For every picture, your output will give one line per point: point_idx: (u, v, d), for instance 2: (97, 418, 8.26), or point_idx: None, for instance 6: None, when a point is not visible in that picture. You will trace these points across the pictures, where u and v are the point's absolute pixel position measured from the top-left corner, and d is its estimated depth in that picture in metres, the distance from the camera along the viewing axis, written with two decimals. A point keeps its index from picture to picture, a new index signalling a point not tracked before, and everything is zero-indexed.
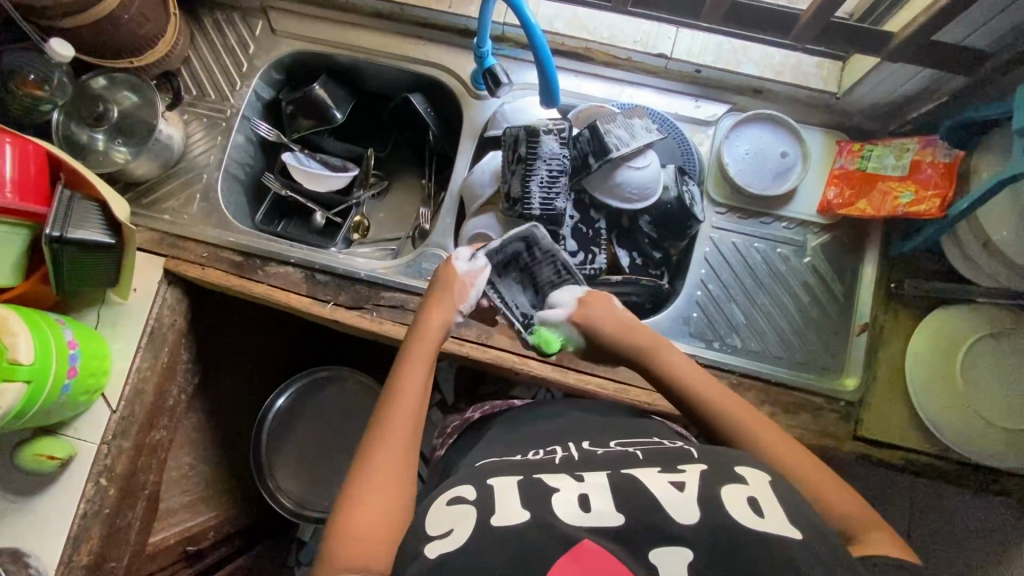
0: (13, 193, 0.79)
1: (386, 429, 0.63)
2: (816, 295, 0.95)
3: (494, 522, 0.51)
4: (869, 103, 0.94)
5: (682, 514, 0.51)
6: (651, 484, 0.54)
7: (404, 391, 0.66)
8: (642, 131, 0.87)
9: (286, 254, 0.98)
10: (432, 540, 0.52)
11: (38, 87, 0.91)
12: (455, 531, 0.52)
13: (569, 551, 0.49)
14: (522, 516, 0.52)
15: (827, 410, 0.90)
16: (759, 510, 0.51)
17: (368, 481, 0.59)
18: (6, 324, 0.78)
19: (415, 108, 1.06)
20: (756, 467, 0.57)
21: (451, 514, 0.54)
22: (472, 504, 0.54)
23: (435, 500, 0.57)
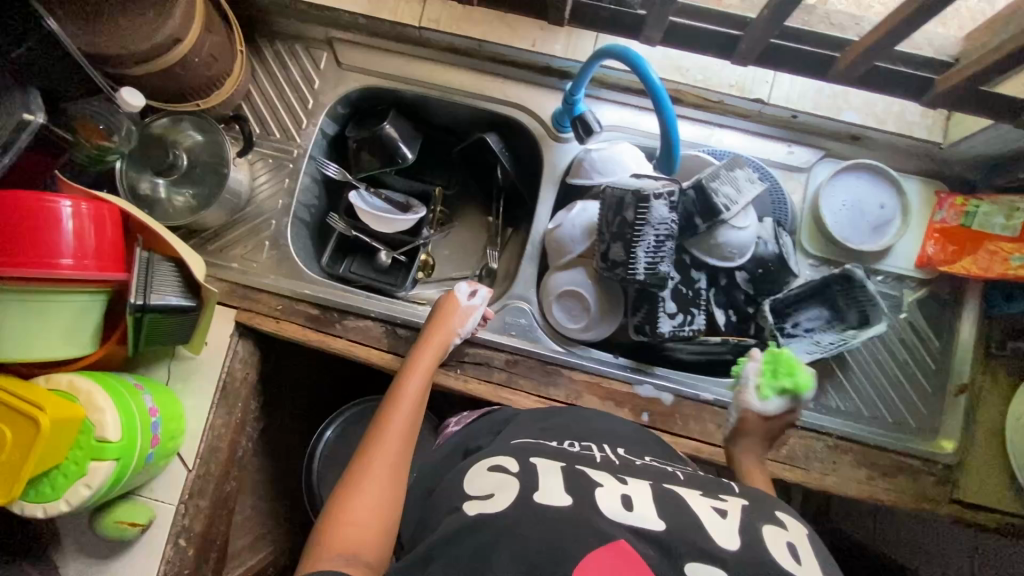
0: (94, 262, 0.73)
1: (390, 423, 0.69)
2: (912, 352, 0.93)
3: (537, 498, 0.52)
4: (975, 155, 0.90)
5: (725, 539, 0.49)
6: (694, 504, 0.54)
7: (404, 398, 0.74)
8: (747, 184, 0.81)
9: (365, 308, 0.94)
10: (472, 500, 0.55)
11: (104, 136, 0.82)
12: (494, 497, 0.55)
13: (607, 545, 0.48)
14: (565, 501, 0.52)
15: (924, 473, 0.88)
16: (797, 556, 0.49)
17: (369, 472, 0.62)
18: (91, 400, 0.74)
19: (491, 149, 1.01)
20: (794, 517, 0.56)
21: (494, 480, 0.57)
22: (515, 477, 0.57)
23: (475, 465, 0.61)
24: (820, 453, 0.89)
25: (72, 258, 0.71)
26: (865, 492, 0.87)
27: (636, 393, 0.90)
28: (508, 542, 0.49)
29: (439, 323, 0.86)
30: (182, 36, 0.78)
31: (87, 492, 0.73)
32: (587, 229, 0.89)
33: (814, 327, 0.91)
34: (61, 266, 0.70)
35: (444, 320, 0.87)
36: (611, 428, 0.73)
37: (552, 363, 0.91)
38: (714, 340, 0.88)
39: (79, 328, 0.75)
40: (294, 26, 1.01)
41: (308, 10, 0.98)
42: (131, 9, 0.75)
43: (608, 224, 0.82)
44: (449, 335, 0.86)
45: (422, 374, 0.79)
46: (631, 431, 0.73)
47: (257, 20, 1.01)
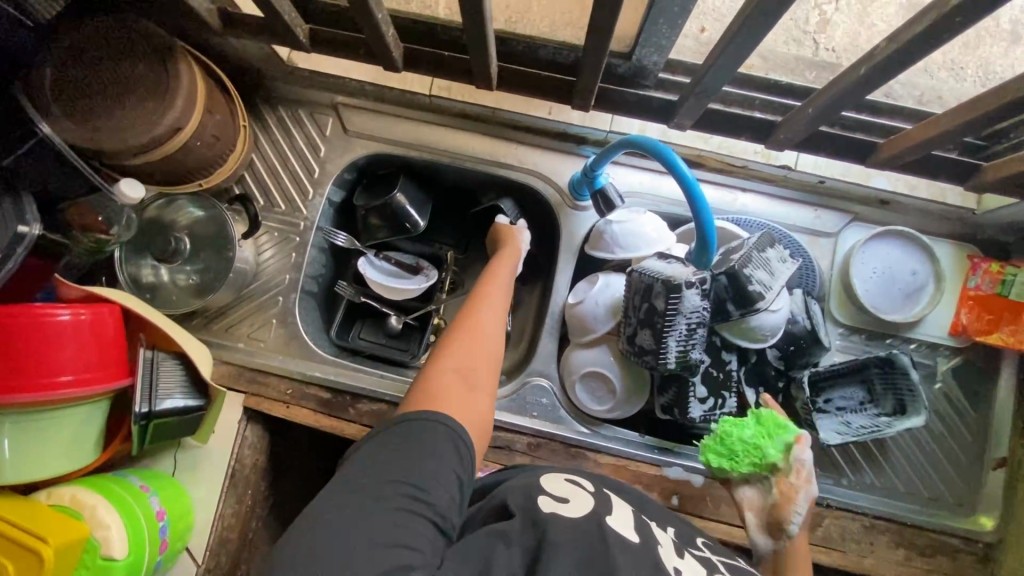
0: (95, 373, 0.69)
1: (459, 332, 0.72)
2: (948, 424, 0.90)
3: (609, 518, 0.55)
4: (1010, 220, 0.87)
5: None
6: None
7: (478, 306, 0.77)
8: (779, 265, 0.77)
9: (379, 391, 0.90)
10: (546, 497, 0.58)
11: (103, 227, 0.77)
12: (569, 501, 0.58)
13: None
14: (634, 537, 0.55)
15: (964, 552, 0.85)
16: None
17: (459, 360, 0.69)
18: (95, 517, 0.70)
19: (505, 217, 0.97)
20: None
21: (569, 488, 0.61)
22: (590, 496, 0.60)
23: (550, 475, 0.64)
24: (856, 534, 0.86)
25: (71, 374, 0.67)
26: (903, 574, 0.84)
27: (665, 476, 0.86)
28: (572, 541, 0.51)
29: (506, 252, 0.88)
30: (184, 124, 0.74)
31: None
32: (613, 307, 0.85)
33: (847, 407, 0.90)
34: (60, 384, 0.66)
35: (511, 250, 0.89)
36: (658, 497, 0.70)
37: (577, 446, 0.88)
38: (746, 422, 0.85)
39: (80, 440, 0.71)
40: (298, 92, 0.97)
41: (312, 77, 0.94)
42: (128, 102, 0.70)
43: (636, 308, 0.78)
44: (517, 245, 0.90)
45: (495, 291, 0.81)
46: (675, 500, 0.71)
47: (258, 85, 0.97)
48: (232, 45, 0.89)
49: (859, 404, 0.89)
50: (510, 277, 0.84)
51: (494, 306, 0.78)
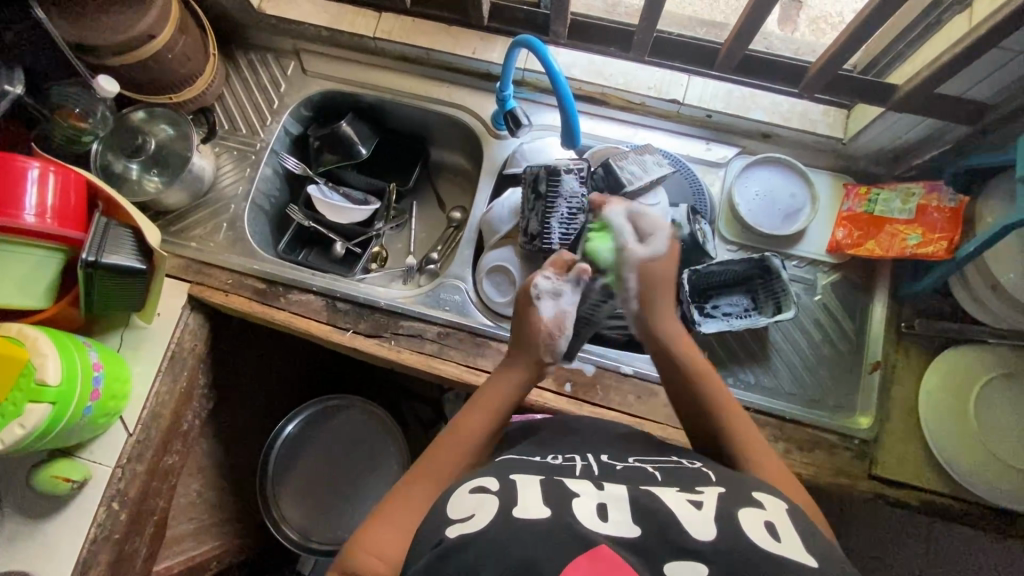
0: (52, 219, 0.82)
1: (431, 464, 0.64)
2: (827, 332, 0.96)
3: (515, 512, 0.50)
4: (875, 148, 0.98)
5: (699, 530, 0.48)
6: (669, 500, 0.52)
7: (460, 432, 0.67)
8: (653, 166, 0.90)
9: (308, 282, 1.01)
10: (453, 523, 0.52)
11: (81, 118, 0.95)
12: (475, 516, 0.51)
13: (587, 553, 0.46)
14: (543, 513, 0.50)
15: (841, 448, 0.90)
16: (775, 535, 0.49)
17: (403, 509, 0.60)
18: (36, 346, 0.80)
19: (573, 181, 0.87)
20: (771, 495, 0.56)
21: (472, 501, 0.53)
22: (494, 496, 0.53)
23: (457, 490, 0.57)
24: None
25: (34, 213, 0.80)
26: (782, 466, 0.89)
27: (560, 364, 0.94)
28: (495, 556, 0.46)
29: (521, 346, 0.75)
30: (157, 34, 0.90)
31: (21, 432, 0.78)
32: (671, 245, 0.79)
33: (732, 312, 0.96)
34: (24, 219, 0.79)
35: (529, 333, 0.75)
36: (569, 435, 0.71)
37: (481, 336, 0.97)
38: None
39: (32, 280, 0.83)
40: (267, 38, 1.14)
41: (278, 24, 1.12)
42: (114, 9, 0.88)
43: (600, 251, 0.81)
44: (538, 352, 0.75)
45: (487, 409, 0.70)
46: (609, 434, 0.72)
47: (235, 33, 1.15)
48: None
49: (744, 311, 0.96)
50: (503, 406, 0.71)
51: (464, 447, 0.66)
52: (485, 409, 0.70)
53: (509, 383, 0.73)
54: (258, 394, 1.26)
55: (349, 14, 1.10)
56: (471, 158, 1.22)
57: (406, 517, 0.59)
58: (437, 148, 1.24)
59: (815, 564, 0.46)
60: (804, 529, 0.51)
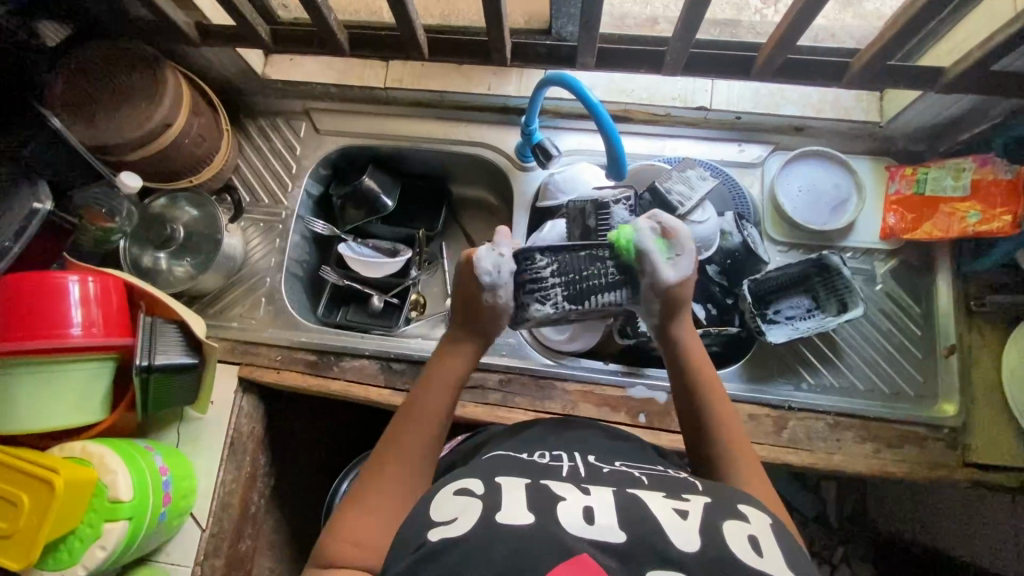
0: (99, 329, 0.80)
1: (398, 442, 0.65)
2: (895, 321, 0.94)
3: (499, 518, 0.50)
4: (914, 127, 0.96)
5: (683, 541, 0.48)
6: (655, 508, 0.52)
7: (425, 409, 0.69)
8: (698, 181, 0.87)
9: (359, 348, 0.98)
10: (437, 526, 0.52)
11: (107, 219, 0.91)
12: (458, 520, 0.51)
13: (569, 559, 0.47)
14: (528, 519, 0.50)
15: (932, 440, 0.87)
16: (757, 548, 0.49)
17: (372, 493, 0.60)
18: (104, 463, 0.77)
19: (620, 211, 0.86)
20: (756, 507, 0.56)
21: (458, 503, 0.53)
22: (479, 498, 0.53)
23: (440, 491, 0.56)
24: (822, 433, 0.88)
25: (80, 327, 0.78)
26: (874, 467, 0.86)
27: (630, 396, 0.92)
28: None
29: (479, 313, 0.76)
30: (173, 121, 0.88)
31: (103, 554, 0.76)
32: (680, 286, 0.74)
33: (796, 315, 0.94)
34: (71, 335, 0.77)
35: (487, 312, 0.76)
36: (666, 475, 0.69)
37: (544, 377, 0.94)
38: (695, 333, 0.92)
39: (87, 395, 0.81)
40: (274, 103, 1.12)
41: (285, 87, 1.10)
42: (126, 105, 0.86)
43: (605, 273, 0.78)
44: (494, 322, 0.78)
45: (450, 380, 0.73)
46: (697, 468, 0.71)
47: (242, 103, 1.12)
48: (215, 67, 1.05)
49: (807, 312, 0.94)
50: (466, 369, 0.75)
51: (425, 424, 0.67)
52: (439, 384, 0.71)
53: (460, 358, 0.75)
54: (315, 460, 1.23)
55: (355, 67, 1.08)
56: (496, 191, 1.19)
57: (375, 500, 0.60)
58: (459, 186, 1.22)
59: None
60: (787, 547, 0.51)
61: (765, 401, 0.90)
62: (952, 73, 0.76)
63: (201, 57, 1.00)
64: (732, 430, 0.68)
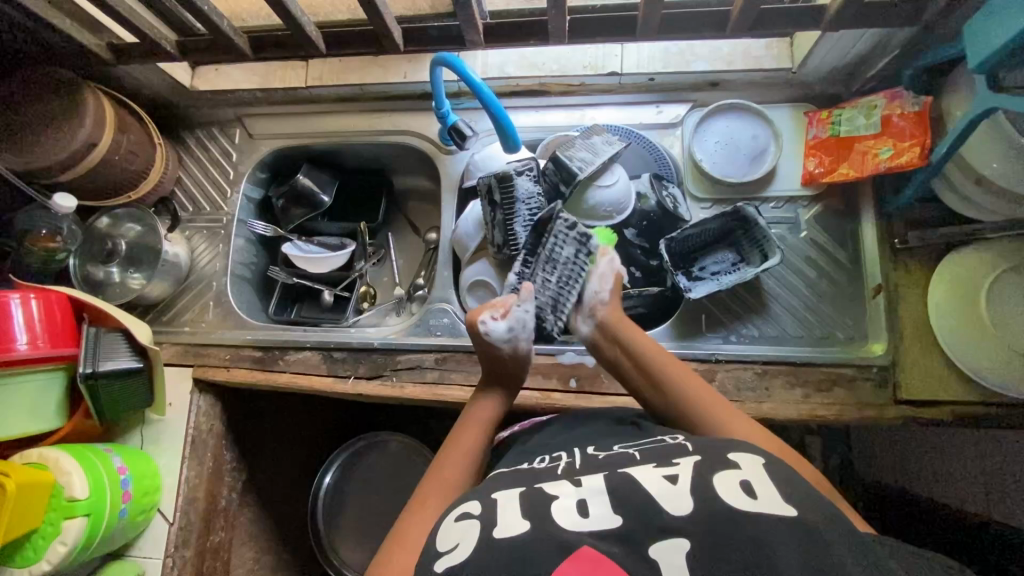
0: (44, 341, 0.85)
1: (432, 484, 0.67)
2: (823, 266, 0.94)
3: (496, 534, 0.52)
4: (827, 69, 0.94)
5: (674, 506, 0.51)
6: (646, 482, 0.55)
7: (455, 450, 0.71)
8: (604, 146, 0.88)
9: (302, 340, 1.02)
10: (441, 556, 0.54)
11: (50, 239, 0.98)
12: (458, 546, 0.53)
13: (570, 555, 0.49)
14: (524, 526, 0.52)
15: (861, 380, 0.87)
16: (751, 493, 0.52)
17: (415, 523, 0.62)
18: (59, 465, 0.83)
19: (523, 187, 0.86)
20: (749, 451, 0.58)
21: (459, 529, 0.55)
22: (478, 519, 0.55)
23: (445, 521, 0.59)
24: (750, 382, 0.89)
25: (25, 341, 0.83)
26: (804, 412, 0.86)
27: (561, 362, 0.94)
28: None
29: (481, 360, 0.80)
30: (97, 139, 0.92)
31: (64, 549, 0.81)
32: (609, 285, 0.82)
33: (721, 270, 0.95)
34: (16, 349, 0.82)
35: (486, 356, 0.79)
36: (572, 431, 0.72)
37: (478, 352, 0.97)
38: (617, 296, 0.94)
39: (40, 404, 0.87)
40: (207, 113, 1.16)
41: (215, 97, 1.13)
42: (50, 129, 0.90)
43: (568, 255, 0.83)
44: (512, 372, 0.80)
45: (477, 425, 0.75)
46: (607, 426, 0.72)
47: (178, 117, 1.17)
48: (144, 85, 1.09)
49: (731, 265, 0.95)
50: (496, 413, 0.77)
51: (454, 464, 0.69)
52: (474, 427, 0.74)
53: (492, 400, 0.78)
54: (288, 453, 1.28)
55: (277, 70, 1.11)
56: (433, 176, 1.21)
57: (415, 529, 0.61)
58: (398, 176, 1.25)
59: (795, 514, 0.49)
60: (781, 483, 0.53)
61: (691, 355, 0.91)
62: (835, 9, 0.75)
63: (126, 76, 1.04)
64: (713, 402, 0.68)
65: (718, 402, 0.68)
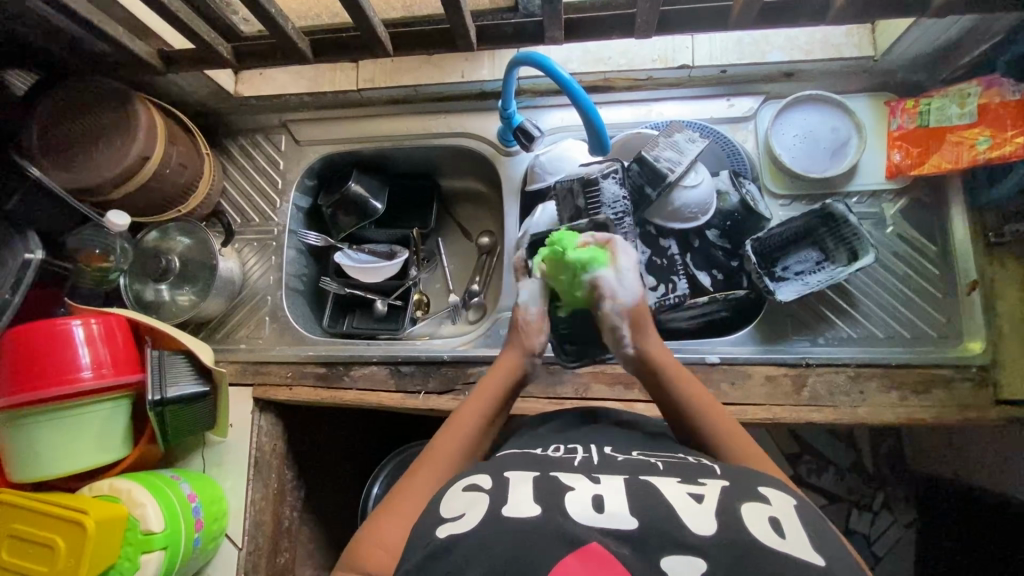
0: (109, 369, 0.81)
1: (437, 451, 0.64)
2: (911, 262, 0.90)
3: (504, 511, 0.48)
4: (912, 56, 0.90)
5: (697, 523, 0.46)
6: (668, 492, 0.50)
7: (459, 424, 0.68)
8: (688, 144, 0.84)
9: (366, 355, 0.99)
10: (444, 522, 0.50)
11: (103, 258, 0.93)
12: (465, 516, 0.50)
13: (576, 550, 0.44)
14: (534, 511, 0.48)
15: (960, 381, 0.84)
16: (780, 531, 0.46)
17: (410, 498, 0.59)
18: (132, 496, 0.79)
19: (609, 193, 0.82)
20: (780, 489, 0.53)
21: (464, 500, 0.52)
22: (486, 494, 0.52)
23: (451, 487, 0.57)
24: (844, 386, 0.86)
25: (91, 369, 0.79)
26: (902, 415, 0.83)
27: None
28: None
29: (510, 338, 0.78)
30: (150, 154, 0.87)
31: None
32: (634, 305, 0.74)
33: (805, 269, 0.91)
34: (82, 379, 0.78)
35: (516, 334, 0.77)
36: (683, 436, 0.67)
37: (554, 362, 0.93)
38: (702, 300, 0.90)
39: (108, 434, 0.83)
40: (252, 120, 1.11)
41: (260, 102, 1.08)
42: (101, 144, 0.85)
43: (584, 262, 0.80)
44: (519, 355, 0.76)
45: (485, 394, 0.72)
46: None
47: (221, 125, 1.12)
48: (187, 92, 1.04)
49: (816, 265, 0.90)
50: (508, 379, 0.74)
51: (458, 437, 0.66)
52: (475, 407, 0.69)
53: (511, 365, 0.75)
54: (343, 467, 1.25)
55: (326, 72, 1.06)
56: (486, 179, 1.17)
57: (409, 510, 0.57)
58: (448, 179, 1.20)
59: (824, 564, 0.44)
60: (816, 531, 0.47)
61: (780, 360, 0.87)
62: None
63: (170, 84, 0.99)
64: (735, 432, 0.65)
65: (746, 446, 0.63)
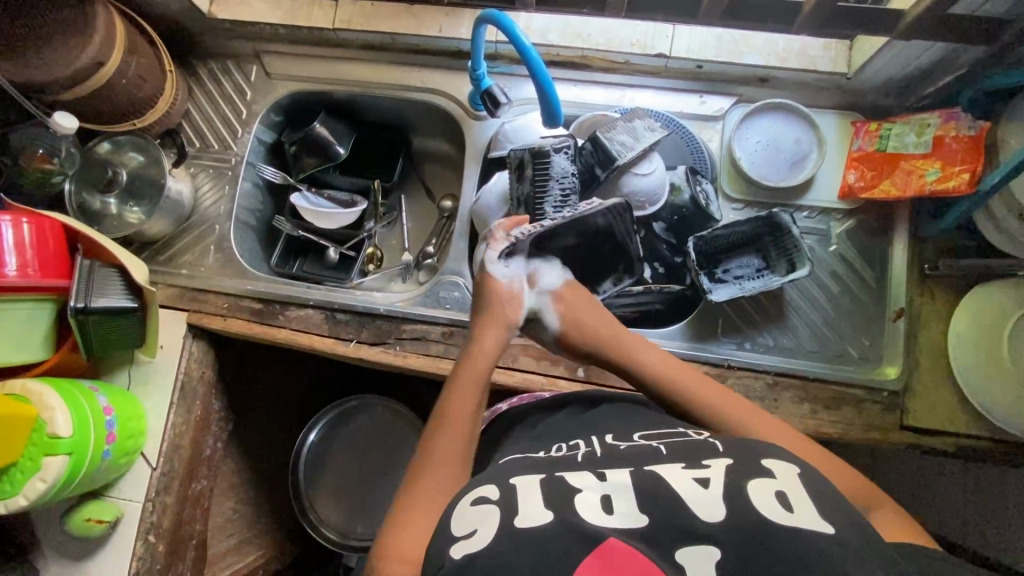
0: (34, 270, 0.81)
1: (433, 445, 0.60)
2: (846, 284, 0.92)
3: (517, 524, 0.47)
4: (883, 79, 0.91)
5: (706, 511, 0.46)
6: (672, 479, 0.49)
7: (453, 411, 0.64)
8: (645, 132, 0.84)
9: (305, 297, 0.98)
10: (457, 541, 0.48)
11: (46, 160, 0.92)
12: (479, 530, 0.48)
13: (595, 552, 0.45)
14: (546, 517, 0.47)
15: (870, 403, 0.86)
16: (787, 505, 0.46)
17: (420, 498, 0.55)
18: (43, 400, 0.79)
19: (559, 167, 0.83)
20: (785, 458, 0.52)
21: (475, 512, 0.49)
22: (497, 503, 0.50)
23: (460, 499, 0.52)
24: (760, 392, 0.88)
25: (14, 267, 0.79)
26: (809, 427, 0.85)
27: None
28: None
29: (490, 317, 0.74)
30: (105, 59, 0.85)
31: (43, 486, 0.78)
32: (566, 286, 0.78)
33: (744, 275, 0.92)
34: (5, 274, 0.78)
35: (497, 313, 0.75)
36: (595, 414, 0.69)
37: None
38: (637, 289, 0.92)
39: (27, 334, 0.83)
40: (224, 44, 1.09)
41: (233, 27, 1.06)
42: (56, 40, 0.83)
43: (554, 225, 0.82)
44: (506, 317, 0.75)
45: (473, 378, 0.68)
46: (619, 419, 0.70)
47: (192, 45, 1.09)
48: (159, 5, 1.01)
49: (755, 272, 0.92)
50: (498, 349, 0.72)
51: (455, 424, 0.62)
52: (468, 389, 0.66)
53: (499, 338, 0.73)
54: (277, 408, 1.26)
55: (304, 6, 1.04)
56: (454, 141, 1.16)
57: (423, 512, 0.54)
58: (418, 136, 1.19)
59: (834, 532, 0.44)
60: (821, 494, 0.48)
61: (703, 358, 0.89)
62: (911, 16, 0.72)
63: None
64: (711, 394, 0.65)
65: (734, 403, 0.63)
